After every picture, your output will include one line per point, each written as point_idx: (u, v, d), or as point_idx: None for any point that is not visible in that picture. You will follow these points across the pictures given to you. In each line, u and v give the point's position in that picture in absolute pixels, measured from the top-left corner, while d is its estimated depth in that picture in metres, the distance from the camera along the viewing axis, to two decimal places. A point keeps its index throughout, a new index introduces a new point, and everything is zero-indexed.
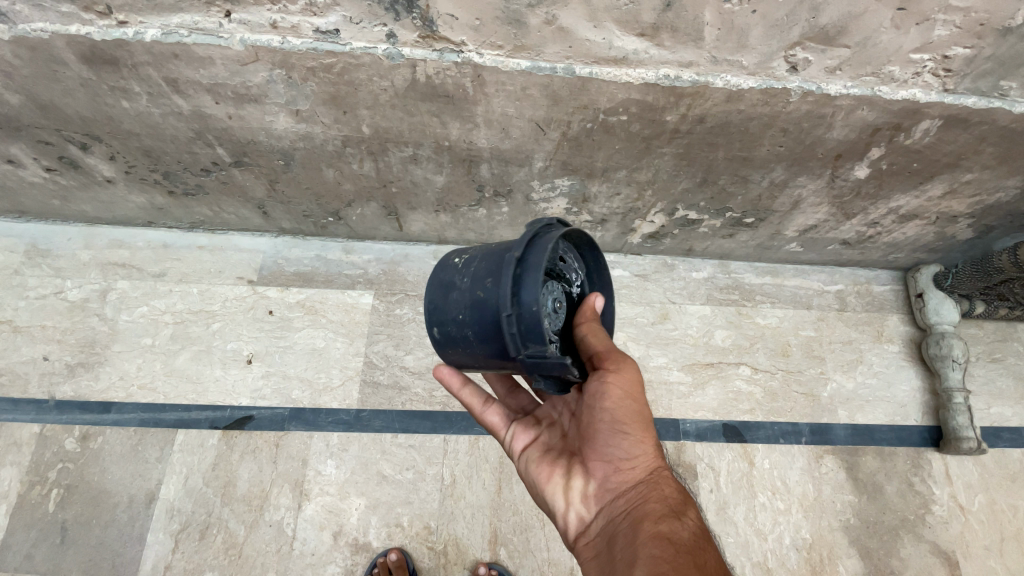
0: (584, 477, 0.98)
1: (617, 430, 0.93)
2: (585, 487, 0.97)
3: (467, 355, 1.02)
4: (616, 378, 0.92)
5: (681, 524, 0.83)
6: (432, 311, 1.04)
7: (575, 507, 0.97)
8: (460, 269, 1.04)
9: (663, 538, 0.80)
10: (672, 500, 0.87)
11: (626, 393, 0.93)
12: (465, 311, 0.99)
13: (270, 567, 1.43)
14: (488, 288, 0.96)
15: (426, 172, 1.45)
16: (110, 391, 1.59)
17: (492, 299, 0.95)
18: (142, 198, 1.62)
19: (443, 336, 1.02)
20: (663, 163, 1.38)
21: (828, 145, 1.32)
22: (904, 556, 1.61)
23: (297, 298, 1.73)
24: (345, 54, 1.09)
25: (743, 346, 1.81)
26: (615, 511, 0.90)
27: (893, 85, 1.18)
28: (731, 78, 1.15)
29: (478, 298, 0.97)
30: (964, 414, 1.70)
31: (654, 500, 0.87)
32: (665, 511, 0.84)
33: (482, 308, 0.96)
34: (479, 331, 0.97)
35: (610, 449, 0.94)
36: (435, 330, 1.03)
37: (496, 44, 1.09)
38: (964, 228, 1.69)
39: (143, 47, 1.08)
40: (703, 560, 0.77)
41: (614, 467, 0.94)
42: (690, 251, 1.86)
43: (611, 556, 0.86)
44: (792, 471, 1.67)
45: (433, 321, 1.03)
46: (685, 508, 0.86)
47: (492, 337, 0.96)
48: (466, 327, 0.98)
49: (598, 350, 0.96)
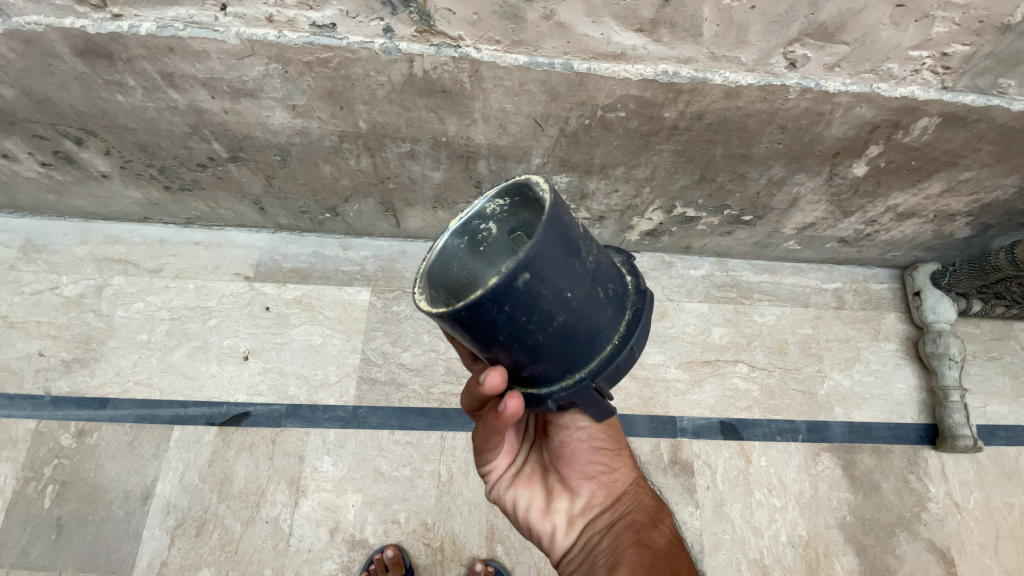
0: (566, 496, 0.99)
1: (597, 449, 0.99)
2: (567, 506, 0.98)
3: (521, 327, 0.73)
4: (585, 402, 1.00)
5: (659, 532, 0.92)
6: (542, 255, 0.70)
7: (559, 526, 0.97)
8: (582, 235, 0.77)
9: (649, 547, 0.87)
10: (651, 508, 0.96)
11: None
12: (572, 295, 0.74)
13: (267, 564, 1.43)
14: (607, 299, 0.79)
15: (423, 169, 1.44)
16: (105, 387, 1.58)
17: (608, 312, 0.79)
18: (138, 193, 1.61)
19: (540, 275, 0.70)
20: (661, 160, 1.38)
21: (826, 142, 1.31)
22: (900, 553, 1.61)
23: (294, 295, 1.72)
24: (342, 49, 1.09)
25: (740, 343, 1.81)
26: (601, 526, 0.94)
27: (891, 82, 1.17)
28: (730, 74, 1.15)
29: (597, 295, 0.77)
30: (961, 413, 1.71)
31: (635, 509, 0.95)
32: (646, 519, 0.93)
33: (599, 309, 0.77)
34: (568, 323, 0.75)
35: (591, 466, 0.98)
36: (527, 282, 0.70)
37: (494, 39, 1.08)
38: (962, 226, 1.69)
39: (137, 40, 1.08)
40: (681, 563, 0.87)
41: (596, 483, 0.98)
42: (688, 248, 1.86)
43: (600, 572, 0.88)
44: (789, 469, 1.67)
45: (537, 269, 0.70)
46: (661, 515, 0.96)
47: (576, 340, 0.77)
48: (570, 304, 0.74)
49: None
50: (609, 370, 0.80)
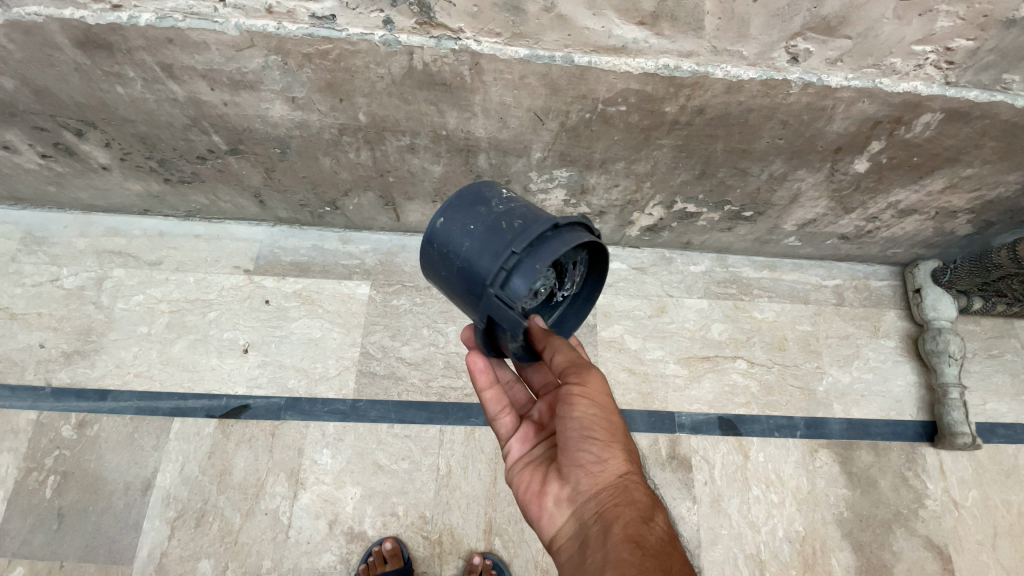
0: (558, 482, 1.01)
1: (587, 437, 0.96)
2: (559, 491, 1.00)
3: (443, 261, 0.99)
4: (581, 394, 0.96)
5: (649, 528, 0.87)
6: (452, 208, 1.00)
7: (551, 509, 1.00)
8: (502, 196, 1.00)
9: (634, 542, 0.84)
10: (642, 504, 0.90)
11: (594, 402, 0.97)
12: (472, 226, 0.96)
13: (266, 555, 1.44)
14: (506, 226, 0.94)
15: (423, 162, 1.44)
16: (106, 379, 1.59)
17: (506, 233, 0.93)
18: (138, 186, 1.61)
19: (449, 221, 0.99)
20: (662, 155, 1.38)
21: (827, 138, 1.31)
22: (897, 549, 1.62)
23: (293, 288, 1.73)
24: (342, 41, 1.08)
25: (740, 340, 1.81)
26: (589, 513, 0.93)
27: (894, 77, 1.17)
28: (732, 68, 1.14)
29: (495, 225, 0.95)
30: (960, 410, 1.71)
31: (624, 503, 0.90)
32: (635, 515, 0.88)
33: (497, 232, 0.94)
34: (470, 247, 0.95)
35: (582, 454, 0.96)
36: (442, 222, 0.99)
37: (494, 31, 1.08)
38: (963, 223, 1.69)
39: (137, 31, 1.07)
40: (669, 562, 0.81)
41: (586, 472, 0.96)
42: (688, 244, 1.85)
43: (585, 560, 0.89)
44: (787, 464, 1.67)
45: (449, 214, 0.99)
46: (653, 512, 0.90)
47: (479, 260, 0.94)
48: (472, 232, 0.96)
49: (564, 367, 0.98)
50: (503, 275, 0.91)
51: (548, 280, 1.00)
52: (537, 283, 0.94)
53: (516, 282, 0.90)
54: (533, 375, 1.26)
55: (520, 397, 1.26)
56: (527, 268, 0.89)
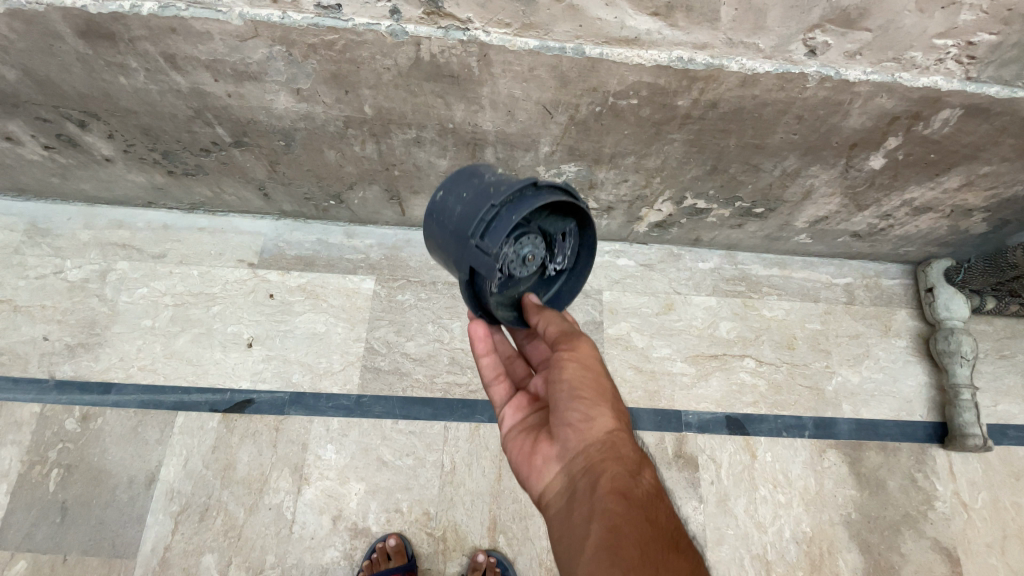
0: (548, 443, 0.98)
1: (576, 396, 0.93)
2: (548, 451, 0.98)
3: (437, 229, 1.01)
4: (570, 355, 0.96)
5: (636, 483, 0.85)
6: (448, 181, 1.02)
7: (539, 471, 0.98)
8: (495, 170, 1.02)
9: (620, 495, 0.82)
10: (630, 459, 0.88)
11: (584, 364, 0.96)
12: (463, 193, 0.98)
13: (270, 550, 1.44)
14: (492, 187, 0.95)
15: (430, 156, 1.41)
16: (110, 372, 1.58)
17: (491, 190, 0.94)
18: (142, 178, 1.60)
19: (444, 193, 1.00)
20: (672, 150, 1.35)
21: (843, 133, 1.28)
22: (905, 551, 1.60)
23: (298, 282, 1.71)
24: (347, 31, 1.06)
25: (748, 338, 1.79)
26: (575, 470, 0.90)
27: (914, 72, 1.14)
28: (747, 61, 1.11)
29: (482, 188, 0.96)
30: (971, 412, 1.68)
31: (611, 458, 0.87)
32: (622, 469, 0.86)
33: (482, 193, 0.95)
34: (459, 211, 0.97)
35: (570, 413, 0.93)
36: (440, 193, 1.01)
37: (503, 22, 1.05)
38: (979, 222, 1.65)
39: (139, 21, 1.05)
40: (654, 512, 0.81)
41: (573, 431, 0.92)
42: (697, 241, 1.83)
43: (571, 516, 0.86)
44: (795, 464, 1.66)
45: (447, 185, 1.01)
46: (641, 467, 0.88)
47: (465, 220, 0.95)
48: (462, 199, 0.97)
49: (556, 336, 1.01)
50: (485, 226, 0.92)
51: (536, 247, 1.00)
52: (517, 237, 0.95)
53: (496, 232, 0.91)
54: (534, 352, 1.24)
55: (520, 371, 1.23)
56: (505, 217, 0.90)
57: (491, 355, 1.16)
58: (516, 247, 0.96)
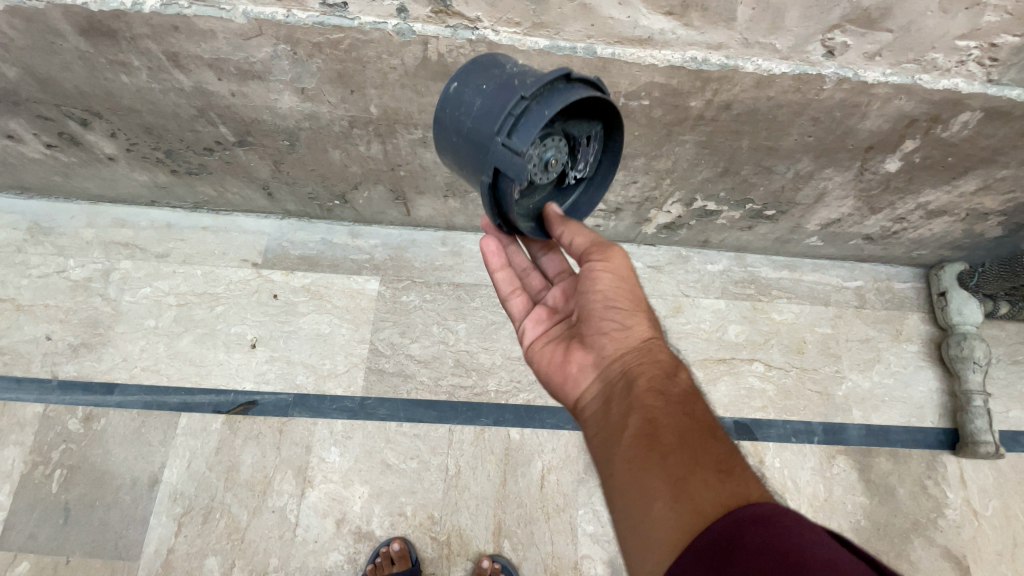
0: (580, 353, 0.97)
1: (612, 305, 0.93)
2: (581, 360, 0.96)
3: (451, 127, 0.89)
4: (604, 265, 0.94)
5: (674, 382, 0.83)
6: (464, 72, 0.88)
7: (573, 379, 0.96)
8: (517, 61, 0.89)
9: (658, 392, 0.80)
10: (667, 363, 0.87)
11: (619, 277, 0.95)
12: (482, 85, 0.86)
13: (273, 553, 1.43)
14: (517, 80, 0.84)
15: (436, 156, 1.39)
16: (112, 373, 1.57)
17: (516, 83, 0.83)
18: (145, 176, 1.58)
19: (460, 84, 0.88)
20: (684, 151, 1.32)
21: (859, 136, 1.25)
22: (914, 559, 1.58)
23: (302, 283, 1.70)
24: (353, 30, 1.04)
25: (757, 342, 1.76)
26: (611, 374, 0.89)
27: (934, 74, 1.11)
28: (763, 62, 1.08)
29: (505, 81, 0.84)
30: (983, 418, 1.66)
31: (649, 362, 0.86)
32: (659, 371, 0.85)
33: (506, 83, 0.84)
34: (478, 105, 0.85)
35: (606, 322, 0.93)
36: (455, 84, 0.88)
37: (513, 21, 1.03)
38: (994, 226, 1.62)
39: (141, 19, 1.03)
40: (694, 407, 0.78)
41: (609, 338, 0.92)
42: (706, 242, 1.80)
43: (608, 416, 0.84)
44: (803, 471, 1.63)
45: (463, 76, 0.88)
46: (678, 369, 0.86)
47: (486, 115, 0.84)
48: (482, 89, 0.85)
49: (584, 247, 0.96)
50: (512, 122, 0.81)
51: (559, 151, 0.91)
52: (543, 139, 0.86)
53: (525, 129, 0.80)
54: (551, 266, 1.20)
55: (537, 284, 1.19)
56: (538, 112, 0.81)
57: (506, 272, 1.15)
58: (539, 149, 0.87)
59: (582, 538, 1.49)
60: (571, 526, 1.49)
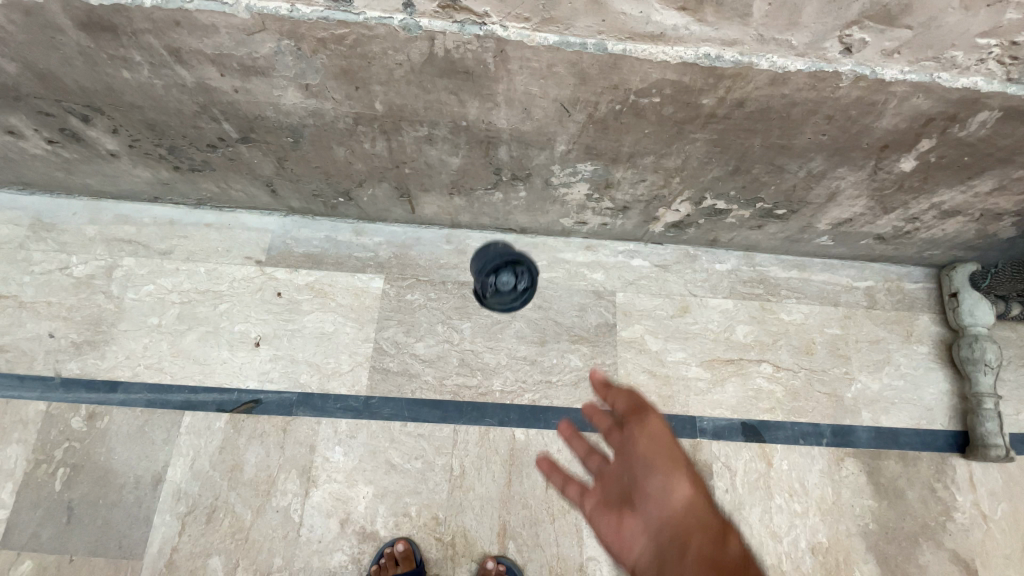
0: (627, 521, 0.80)
1: (649, 462, 0.81)
2: (625, 527, 0.80)
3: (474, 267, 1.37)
4: (642, 429, 0.84)
5: (723, 551, 0.68)
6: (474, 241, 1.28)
7: (617, 550, 0.79)
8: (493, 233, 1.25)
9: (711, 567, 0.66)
10: (716, 529, 0.72)
11: (661, 435, 0.83)
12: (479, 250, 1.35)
13: (277, 552, 1.42)
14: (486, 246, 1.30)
15: (441, 154, 1.37)
16: (116, 371, 1.56)
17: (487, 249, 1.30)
18: (147, 173, 1.57)
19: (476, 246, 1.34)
20: (694, 150, 1.30)
21: (875, 134, 1.22)
22: (922, 563, 1.56)
23: (306, 281, 1.68)
24: (358, 25, 1.01)
25: (765, 342, 1.74)
26: (661, 545, 0.74)
27: (954, 72, 1.07)
28: (778, 59, 1.05)
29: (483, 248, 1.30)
30: (994, 421, 1.63)
31: (698, 529, 0.72)
32: (710, 538, 0.71)
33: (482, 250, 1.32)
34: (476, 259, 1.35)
35: (648, 483, 0.80)
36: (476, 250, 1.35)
37: (522, 16, 1.00)
38: (1009, 226, 1.59)
39: (142, 13, 1.01)
40: None
41: (653, 501, 0.78)
42: (714, 241, 1.77)
43: None
44: (811, 473, 1.62)
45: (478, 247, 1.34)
46: (728, 536, 0.71)
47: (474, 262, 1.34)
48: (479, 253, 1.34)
49: (624, 415, 0.88)
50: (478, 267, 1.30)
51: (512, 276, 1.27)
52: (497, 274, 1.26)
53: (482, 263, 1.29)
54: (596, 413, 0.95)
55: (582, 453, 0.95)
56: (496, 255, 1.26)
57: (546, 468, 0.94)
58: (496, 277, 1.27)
59: (587, 540, 1.47)
60: (577, 528, 1.48)
